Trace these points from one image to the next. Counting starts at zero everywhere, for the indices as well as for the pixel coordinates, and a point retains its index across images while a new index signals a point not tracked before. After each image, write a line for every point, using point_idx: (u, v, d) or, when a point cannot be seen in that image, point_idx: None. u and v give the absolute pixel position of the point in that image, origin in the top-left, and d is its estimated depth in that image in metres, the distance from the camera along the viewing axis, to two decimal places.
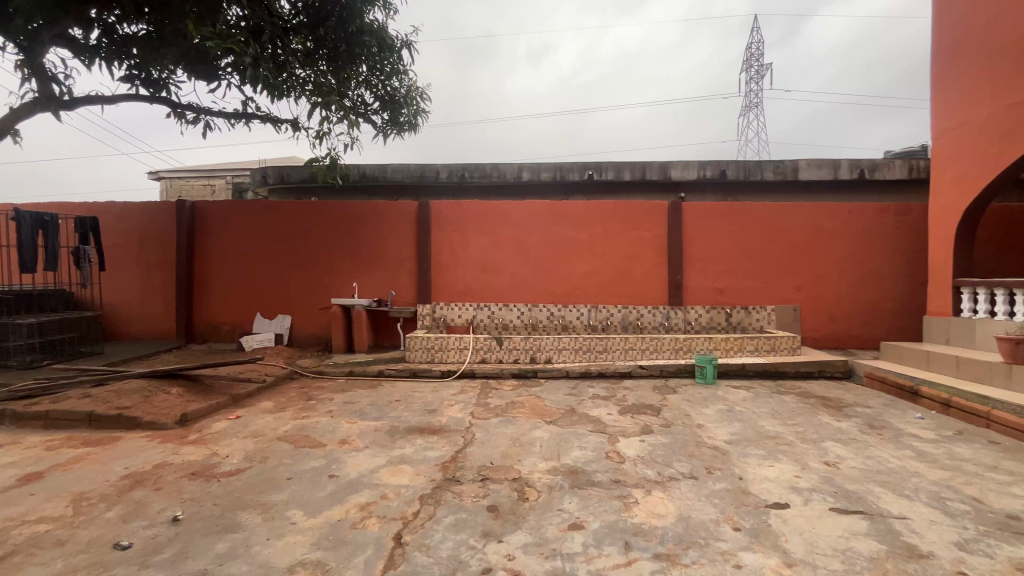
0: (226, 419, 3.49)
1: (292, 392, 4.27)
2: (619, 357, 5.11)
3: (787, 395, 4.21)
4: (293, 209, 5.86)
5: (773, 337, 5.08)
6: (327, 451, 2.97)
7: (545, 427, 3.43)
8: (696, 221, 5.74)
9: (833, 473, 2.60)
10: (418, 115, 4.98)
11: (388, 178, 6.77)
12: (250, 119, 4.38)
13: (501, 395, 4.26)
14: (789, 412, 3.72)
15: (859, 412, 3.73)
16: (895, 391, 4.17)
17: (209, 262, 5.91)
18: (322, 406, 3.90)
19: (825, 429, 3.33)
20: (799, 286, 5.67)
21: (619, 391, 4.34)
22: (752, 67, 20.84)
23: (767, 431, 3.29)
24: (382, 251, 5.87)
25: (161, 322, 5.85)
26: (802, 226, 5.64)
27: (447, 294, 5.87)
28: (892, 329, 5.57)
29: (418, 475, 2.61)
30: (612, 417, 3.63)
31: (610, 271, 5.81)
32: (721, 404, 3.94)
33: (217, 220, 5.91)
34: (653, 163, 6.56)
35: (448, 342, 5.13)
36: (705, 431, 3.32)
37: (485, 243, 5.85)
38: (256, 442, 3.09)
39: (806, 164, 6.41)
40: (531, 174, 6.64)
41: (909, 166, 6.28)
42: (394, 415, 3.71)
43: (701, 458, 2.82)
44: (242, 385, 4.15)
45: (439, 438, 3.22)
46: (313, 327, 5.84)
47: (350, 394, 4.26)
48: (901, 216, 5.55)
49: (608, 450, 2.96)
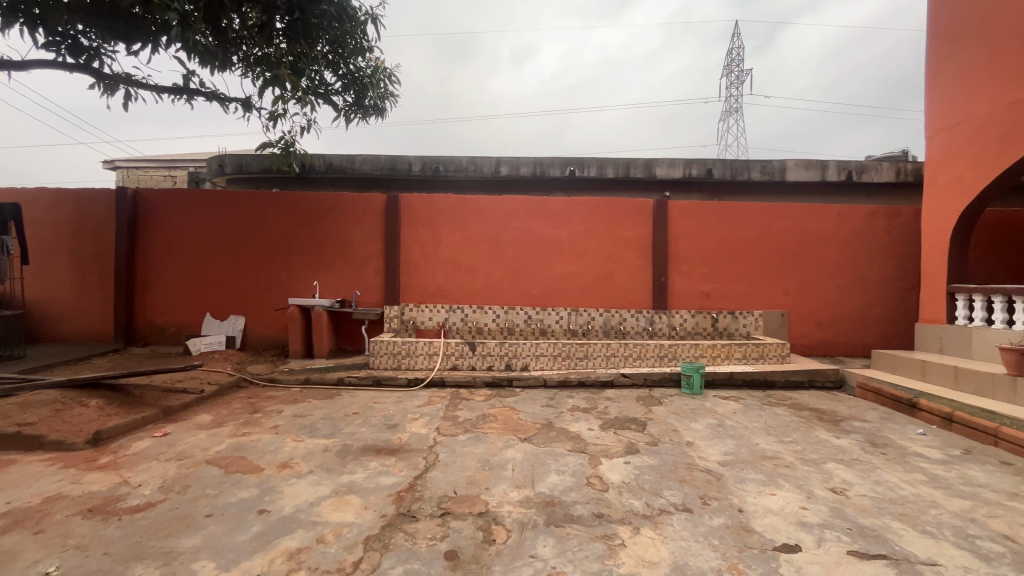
0: (149, 438, 3.01)
1: (236, 403, 3.80)
2: (601, 365, 4.77)
3: (779, 408, 3.93)
4: (250, 199, 5.37)
5: (762, 344, 4.81)
6: (262, 478, 2.53)
7: (519, 446, 3.06)
8: (682, 222, 5.46)
9: (844, 503, 2.28)
10: (385, 98, 4.57)
11: (355, 169, 6.31)
12: (191, 97, 3.93)
13: (472, 407, 3.88)
14: (783, 427, 3.43)
15: (857, 427, 3.45)
16: (891, 403, 3.93)
17: (153, 256, 5.38)
18: (267, 420, 3.45)
19: (824, 447, 3.04)
20: (787, 291, 5.44)
21: (600, 403, 4.00)
22: (732, 72, 21.09)
23: (763, 450, 2.98)
24: (347, 248, 5.42)
25: (96, 322, 5.28)
26: (790, 227, 5.41)
27: (417, 295, 5.46)
28: (882, 336, 5.37)
29: (366, 510, 2.20)
30: (593, 433, 3.28)
31: (591, 272, 5.47)
32: (711, 418, 3.63)
33: (162, 210, 5.37)
34: (637, 160, 6.27)
35: (416, 347, 4.72)
36: (696, 450, 2.99)
37: (459, 241, 5.45)
38: (179, 466, 2.63)
39: (793, 164, 6.20)
40: (510, 169, 6.26)
41: (896, 169, 6.13)
42: (348, 431, 3.28)
43: (694, 485, 2.48)
44: (178, 395, 3.66)
45: (398, 460, 2.81)
46: (269, 330, 5.35)
47: (302, 405, 3.81)
48: (891, 219, 5.37)
49: (589, 474, 2.60)
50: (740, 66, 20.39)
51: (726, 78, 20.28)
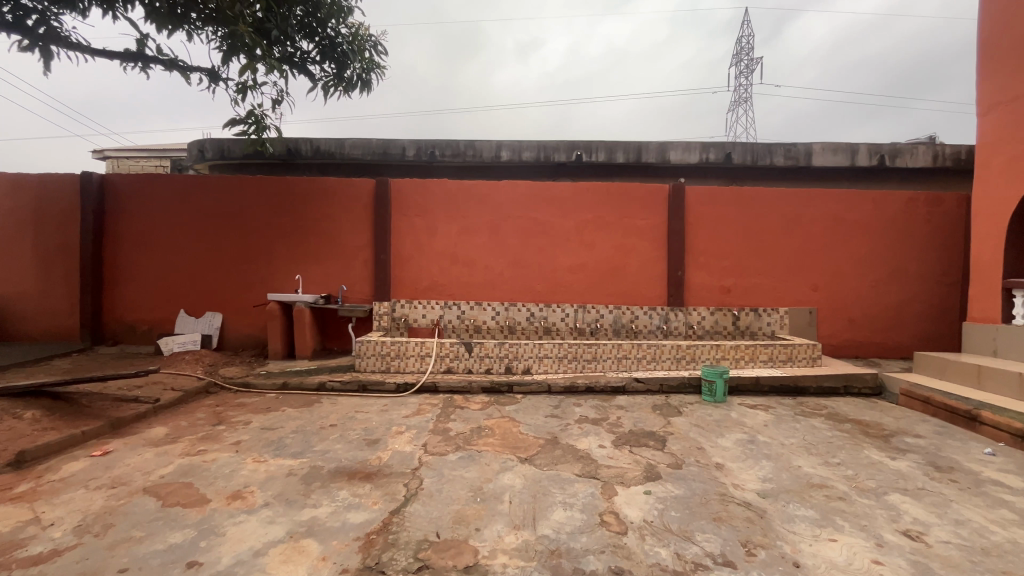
0: (85, 458, 2.57)
1: (200, 413, 3.35)
2: (611, 368, 4.32)
3: (816, 419, 3.45)
4: (226, 185, 4.91)
5: (791, 345, 4.32)
6: (204, 514, 2.08)
7: (519, 468, 2.59)
8: (699, 210, 4.96)
9: (926, 555, 1.81)
10: (371, 69, 4.06)
11: (345, 154, 5.84)
12: (147, 66, 3.47)
13: (466, 417, 3.42)
14: (825, 445, 2.95)
15: (912, 445, 2.96)
16: (946, 415, 3.43)
17: (121, 248, 4.93)
18: (230, 434, 3.00)
19: (880, 472, 2.57)
20: (815, 286, 4.94)
21: (612, 413, 3.53)
22: (743, 61, 20.36)
23: (809, 477, 2.50)
24: (332, 238, 4.96)
25: (62, 320, 4.85)
26: (820, 216, 4.90)
27: (409, 290, 5.00)
28: (920, 336, 4.88)
29: (324, 563, 1.75)
30: (605, 452, 2.81)
31: (600, 265, 4.99)
32: (740, 433, 3.15)
33: (131, 198, 4.92)
34: (650, 144, 5.77)
35: (406, 348, 4.27)
36: (728, 475, 2.52)
37: (455, 231, 4.98)
38: (108, 498, 2.19)
39: (820, 148, 5.68)
40: (511, 153, 5.78)
41: (934, 153, 5.61)
42: (321, 448, 2.82)
43: (733, 527, 2.01)
44: (131, 405, 3.22)
45: (373, 489, 2.35)
46: (248, 328, 4.91)
47: (273, 416, 3.36)
48: (932, 207, 4.86)
49: (602, 510, 2.14)
50: (750, 55, 19.69)
51: (735, 67, 19.60)
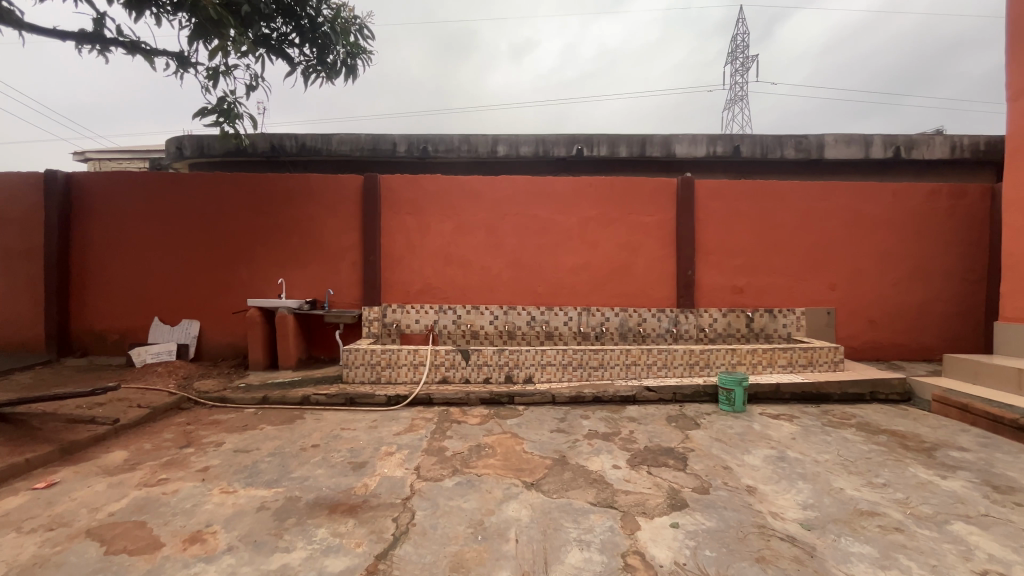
0: (25, 493, 2.22)
1: (167, 433, 3.01)
2: (619, 376, 4.01)
3: (847, 431, 3.15)
4: (203, 183, 4.57)
5: (811, 348, 4.03)
6: (154, 564, 1.74)
7: (524, 496, 2.27)
8: (710, 205, 4.66)
9: None
10: (356, 52, 3.74)
11: (332, 150, 5.50)
12: (107, 49, 3.15)
13: (464, 433, 3.09)
14: (864, 462, 2.65)
15: (960, 461, 2.67)
16: (989, 424, 3.14)
17: (91, 252, 4.58)
18: (197, 459, 2.66)
19: (934, 495, 2.27)
20: (833, 285, 4.65)
21: (623, 426, 3.22)
22: (739, 59, 20.18)
23: (856, 502, 2.20)
24: (318, 239, 4.63)
25: (26, 329, 4.50)
26: (837, 210, 4.62)
27: (402, 294, 4.67)
28: (944, 336, 4.62)
29: None
30: (620, 474, 2.50)
31: (605, 265, 4.68)
32: (768, 448, 2.85)
33: (100, 198, 4.57)
34: (655, 137, 5.48)
35: (398, 357, 3.94)
36: (764, 501, 2.21)
37: (450, 230, 4.67)
38: (42, 544, 1.85)
39: (832, 140, 5.40)
40: (508, 148, 5.47)
41: (951, 144, 5.35)
42: (299, 474, 2.48)
43: (782, 571, 1.70)
44: (88, 426, 2.88)
45: (356, 526, 2.01)
46: (228, 336, 4.57)
47: (250, 435, 3.03)
48: (955, 200, 4.59)
49: (624, 551, 1.82)
50: (746, 53, 19.51)
51: (731, 65, 19.38)
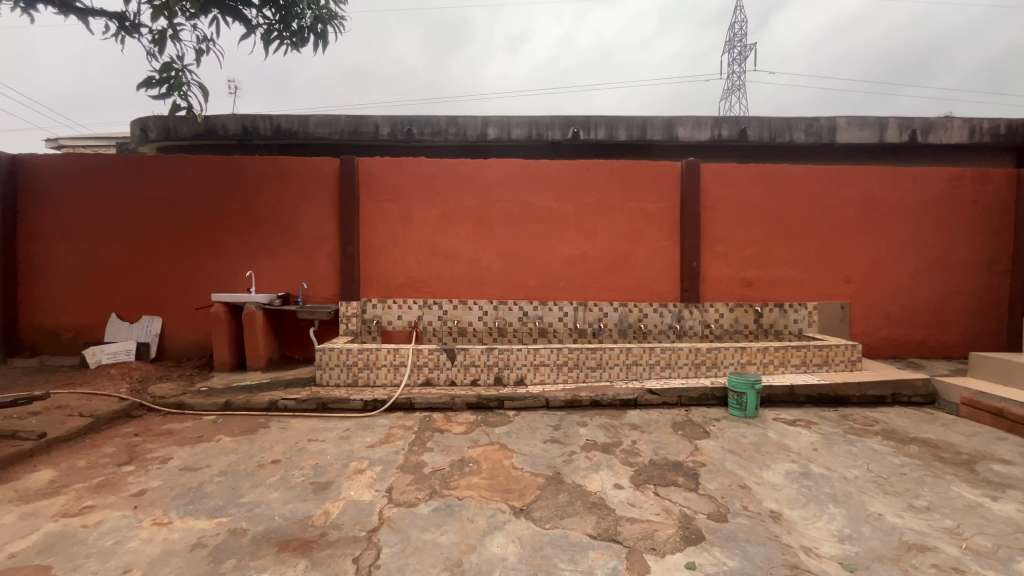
0: None
1: (109, 447, 2.65)
2: (618, 377, 3.67)
3: (874, 440, 2.84)
4: (164, 166, 4.17)
5: (826, 347, 3.71)
6: None
7: (511, 526, 1.93)
8: (717, 192, 4.32)
9: None
10: (326, 16, 3.33)
11: (309, 133, 5.08)
12: (32, 6, 2.75)
13: (446, 445, 2.75)
14: (900, 479, 2.32)
15: (1007, 477, 2.35)
16: None
17: (41, 242, 4.17)
18: (134, 480, 2.29)
19: (991, 522, 1.94)
20: (848, 278, 4.32)
21: (625, 435, 2.88)
22: (736, 49, 19.78)
23: (902, 533, 1.87)
24: (291, 228, 4.25)
25: None
26: (853, 198, 4.29)
27: (383, 288, 4.31)
28: (964, 332, 4.31)
29: None
30: (623, 496, 2.16)
31: (603, 256, 4.33)
32: (789, 463, 2.51)
33: (50, 183, 4.16)
34: (656, 119, 5.10)
35: (377, 356, 3.59)
36: (793, 532, 1.88)
37: (434, 218, 4.29)
38: None
39: (845, 123, 5.05)
40: (498, 131, 5.09)
41: (970, 127, 5.00)
42: (250, 500, 2.13)
43: None
44: (11, 442, 2.50)
45: (307, 570, 1.66)
46: (193, 334, 4.19)
47: (202, 449, 2.66)
48: (978, 185, 4.27)
49: None
50: (743, 43, 19.22)
51: (729, 55, 19.02)
